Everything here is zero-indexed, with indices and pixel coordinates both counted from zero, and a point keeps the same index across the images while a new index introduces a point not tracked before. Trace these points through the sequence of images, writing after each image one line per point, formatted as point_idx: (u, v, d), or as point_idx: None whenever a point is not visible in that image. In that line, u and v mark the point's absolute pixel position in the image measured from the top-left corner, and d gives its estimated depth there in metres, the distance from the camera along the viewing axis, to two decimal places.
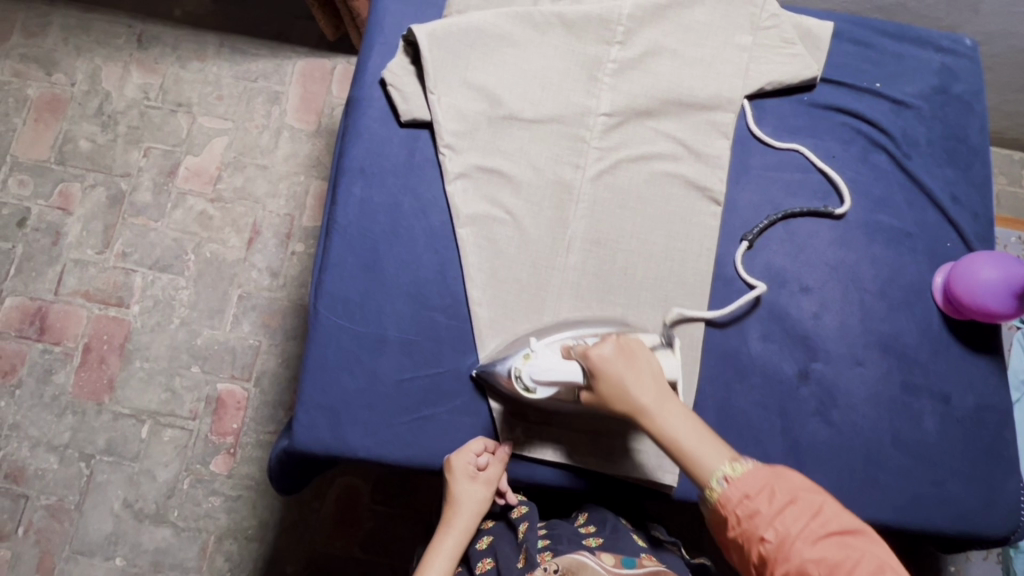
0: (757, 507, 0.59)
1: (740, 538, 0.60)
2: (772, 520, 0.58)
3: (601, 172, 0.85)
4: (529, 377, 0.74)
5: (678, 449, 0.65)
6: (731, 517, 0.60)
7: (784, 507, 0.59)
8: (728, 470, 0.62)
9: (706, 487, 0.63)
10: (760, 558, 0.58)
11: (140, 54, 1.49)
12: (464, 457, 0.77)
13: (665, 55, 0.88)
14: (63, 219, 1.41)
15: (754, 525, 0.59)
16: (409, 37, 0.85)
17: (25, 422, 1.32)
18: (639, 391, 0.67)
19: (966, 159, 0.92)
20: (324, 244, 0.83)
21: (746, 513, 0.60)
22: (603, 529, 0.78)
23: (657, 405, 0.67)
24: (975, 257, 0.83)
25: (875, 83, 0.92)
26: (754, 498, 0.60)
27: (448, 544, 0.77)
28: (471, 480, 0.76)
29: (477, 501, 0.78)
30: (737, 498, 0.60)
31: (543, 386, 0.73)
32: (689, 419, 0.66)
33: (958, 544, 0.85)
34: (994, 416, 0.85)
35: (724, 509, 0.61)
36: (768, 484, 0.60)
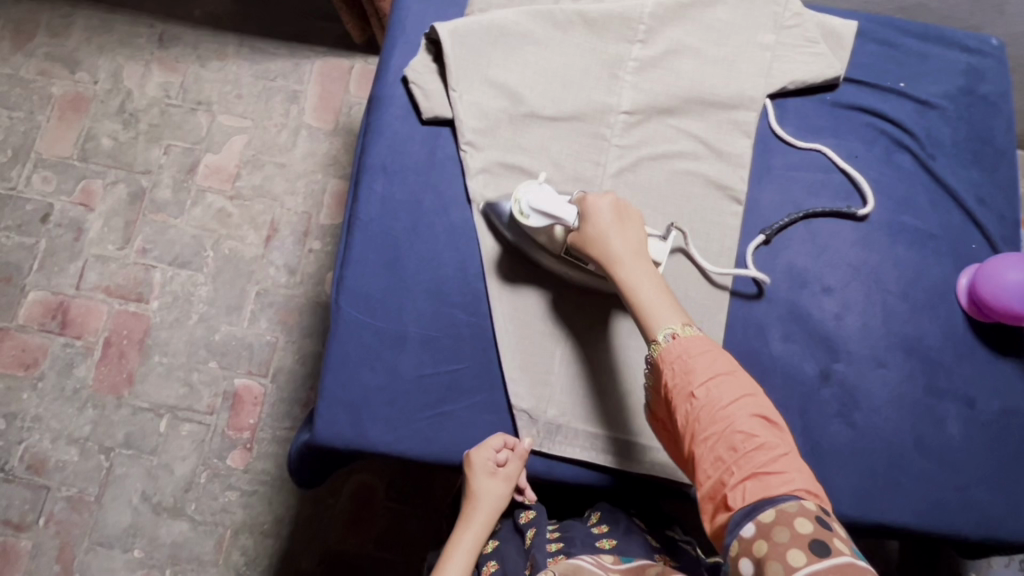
0: (694, 366, 0.63)
1: (671, 390, 0.64)
2: (706, 382, 0.63)
3: (622, 170, 0.85)
4: (527, 205, 0.76)
5: (639, 302, 0.69)
6: (667, 370, 0.65)
7: (723, 377, 0.63)
8: (677, 330, 0.66)
9: (652, 340, 0.66)
10: (686, 416, 0.63)
11: (161, 53, 1.51)
12: (485, 453, 0.77)
13: (686, 54, 0.88)
14: (85, 215, 1.43)
15: (687, 381, 0.63)
16: (432, 35, 0.86)
17: (46, 415, 1.34)
18: (621, 241, 0.71)
19: (992, 160, 0.90)
20: (346, 240, 0.84)
21: (684, 370, 0.64)
22: (616, 529, 0.78)
23: (635, 260, 0.71)
24: (1000, 259, 0.82)
25: (899, 83, 0.91)
26: (695, 359, 0.64)
27: (467, 540, 0.77)
28: (491, 476, 0.76)
29: (496, 497, 0.78)
30: (678, 353, 0.64)
31: (538, 214, 0.76)
32: (660, 284, 0.70)
33: (981, 551, 0.84)
34: (1020, 420, 0.83)
35: (662, 360, 0.65)
36: (712, 354, 0.64)
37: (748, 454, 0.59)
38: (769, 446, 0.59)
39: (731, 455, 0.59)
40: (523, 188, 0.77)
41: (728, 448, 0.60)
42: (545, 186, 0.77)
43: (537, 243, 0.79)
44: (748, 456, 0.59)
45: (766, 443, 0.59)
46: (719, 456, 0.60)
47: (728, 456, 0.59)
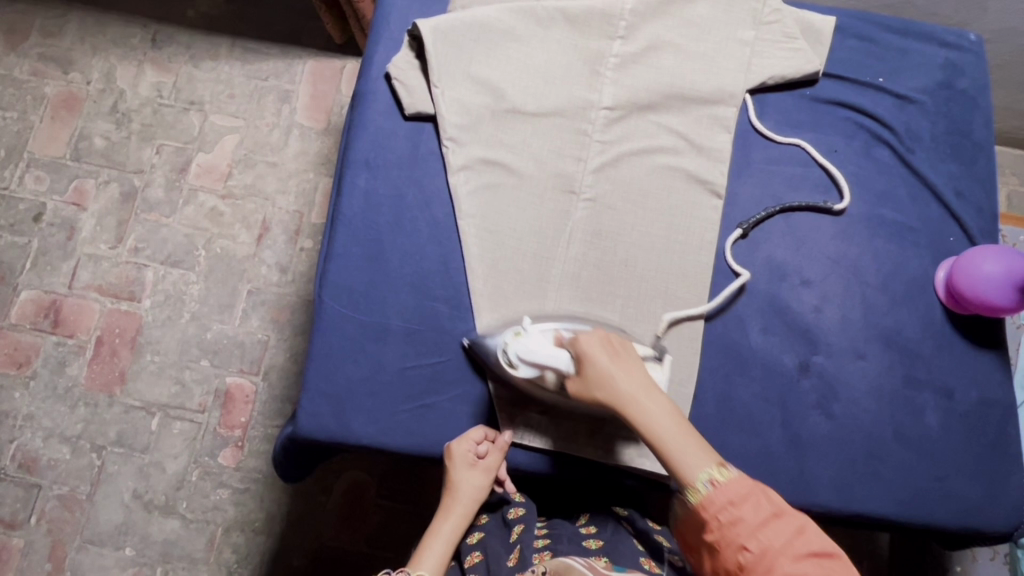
0: (741, 514, 0.60)
1: (717, 542, 0.60)
2: (755, 530, 0.59)
3: (603, 166, 0.86)
4: (515, 354, 0.73)
5: (664, 445, 0.64)
6: (711, 521, 0.61)
7: (769, 518, 0.59)
8: (714, 474, 0.62)
9: (690, 488, 0.62)
10: (736, 565, 0.59)
11: (154, 53, 1.52)
12: (465, 445, 0.78)
13: (666, 50, 0.89)
14: (78, 214, 1.43)
15: (734, 531, 0.59)
16: (414, 31, 0.86)
17: (39, 413, 1.34)
18: (626, 381, 0.67)
19: (970, 154, 0.91)
20: (330, 235, 0.85)
21: (728, 521, 0.60)
22: (604, 530, 0.79)
23: (647, 399, 0.66)
24: (976, 251, 0.83)
25: (878, 78, 0.92)
26: (740, 508, 0.60)
27: (446, 529, 0.79)
28: (471, 468, 0.77)
29: (476, 489, 0.79)
30: (723, 503, 0.60)
31: (526, 363, 0.73)
32: (677, 416, 0.66)
33: (961, 542, 0.84)
34: (998, 412, 0.84)
35: (705, 511, 0.61)
36: (751, 496, 0.61)
37: None
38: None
39: None
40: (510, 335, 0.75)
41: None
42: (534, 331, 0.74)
43: (532, 385, 0.77)
44: None
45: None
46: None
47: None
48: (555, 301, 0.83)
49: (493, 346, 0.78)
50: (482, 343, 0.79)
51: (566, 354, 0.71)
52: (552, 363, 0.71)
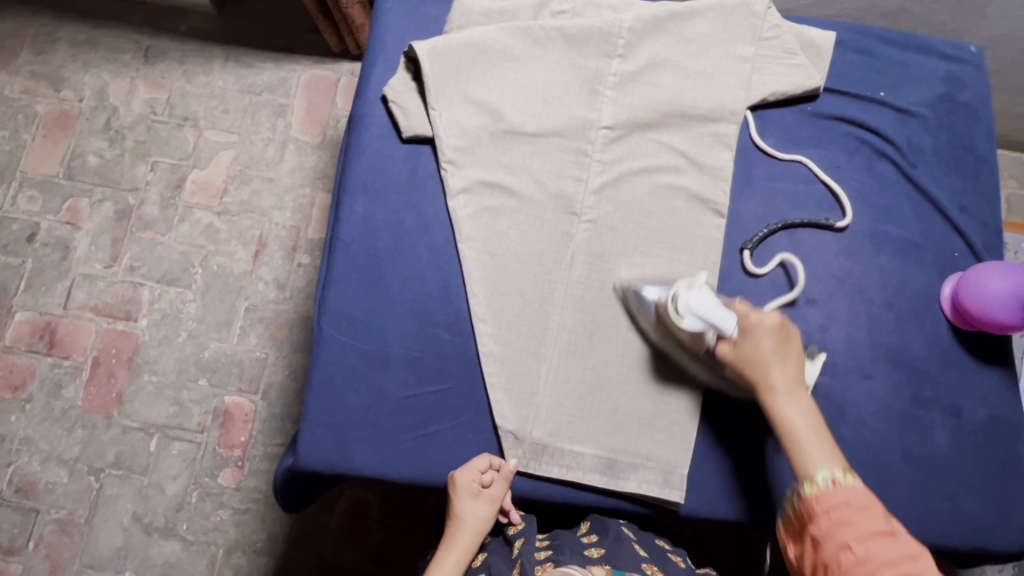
0: (852, 519, 0.61)
1: (822, 536, 0.62)
2: (865, 536, 0.60)
3: (604, 186, 0.85)
4: (684, 304, 0.74)
5: (795, 436, 0.67)
6: (821, 514, 0.62)
7: (881, 532, 0.60)
8: (837, 475, 0.64)
9: (808, 480, 0.64)
10: (835, 562, 0.60)
11: (147, 70, 1.51)
12: (469, 474, 0.76)
13: (665, 68, 0.88)
14: (72, 234, 1.42)
15: (843, 531, 0.61)
16: (410, 53, 0.85)
17: (35, 436, 1.33)
18: (784, 372, 0.69)
19: (973, 167, 0.91)
20: (327, 262, 0.84)
21: (836, 522, 0.61)
22: (605, 539, 0.77)
23: (797, 392, 0.69)
24: (982, 267, 0.82)
25: (879, 92, 0.91)
26: (854, 513, 0.61)
27: (451, 561, 0.77)
28: (475, 498, 0.76)
29: (481, 520, 0.77)
30: (837, 502, 0.62)
31: (693, 317, 0.73)
32: (816, 419, 0.68)
33: (971, 560, 0.83)
34: (1007, 428, 0.83)
35: (817, 504, 0.63)
36: (867, 509, 0.61)
37: None
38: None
39: None
40: (683, 285, 0.75)
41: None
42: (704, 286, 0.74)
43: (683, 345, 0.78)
44: None
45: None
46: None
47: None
48: (559, 325, 0.82)
49: (647, 299, 0.80)
50: (635, 292, 0.81)
51: (736, 324, 0.72)
52: (719, 325, 0.72)
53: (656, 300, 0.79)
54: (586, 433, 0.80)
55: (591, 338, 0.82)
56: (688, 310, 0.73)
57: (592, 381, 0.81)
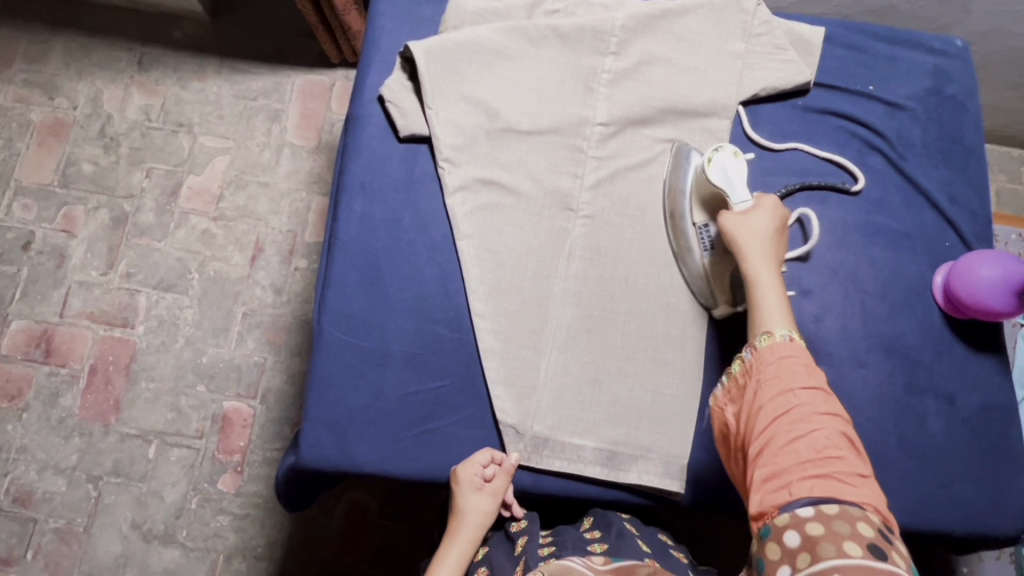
0: (797, 372, 0.64)
1: (767, 384, 0.64)
2: (808, 389, 0.63)
3: (600, 182, 0.86)
4: (718, 163, 0.79)
5: (761, 298, 0.70)
6: (770, 364, 0.65)
7: (820, 390, 0.63)
8: (793, 336, 0.67)
9: (767, 332, 0.67)
10: (773, 405, 0.63)
11: (141, 77, 1.51)
12: (471, 469, 0.77)
13: (658, 65, 0.89)
14: (67, 241, 1.42)
15: (789, 381, 0.63)
16: (406, 53, 0.86)
17: (32, 445, 1.32)
18: (775, 248, 0.74)
19: (961, 159, 0.92)
20: (326, 261, 0.84)
21: (782, 372, 0.64)
22: (608, 535, 0.77)
23: (775, 269, 0.73)
24: (973, 256, 0.83)
25: (869, 86, 0.93)
26: (800, 368, 0.64)
27: (454, 556, 0.77)
28: (477, 492, 0.76)
29: (483, 514, 0.77)
30: (788, 355, 0.65)
31: (719, 176, 0.78)
32: (783, 294, 0.71)
33: (968, 545, 0.84)
34: (1000, 415, 0.85)
35: (768, 353, 0.66)
36: (813, 371, 0.65)
37: (828, 458, 0.58)
38: (851, 462, 0.59)
39: (812, 456, 0.59)
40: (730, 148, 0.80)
41: (809, 447, 0.59)
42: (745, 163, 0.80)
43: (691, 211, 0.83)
44: (828, 460, 0.58)
45: (849, 460, 0.59)
46: (799, 455, 0.59)
47: (807, 453, 0.59)
48: (557, 320, 0.82)
49: (690, 161, 0.85)
50: (684, 153, 0.86)
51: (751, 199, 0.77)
52: (736, 191, 0.77)
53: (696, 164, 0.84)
54: (587, 427, 0.80)
55: (590, 332, 0.82)
56: (720, 168, 0.79)
57: (592, 374, 0.81)
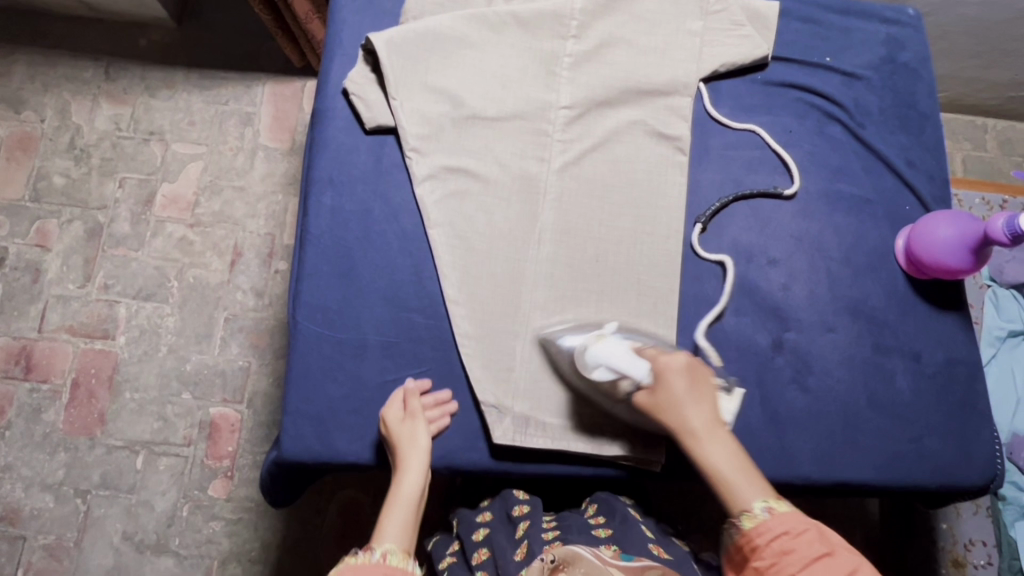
0: (792, 547, 0.66)
1: (767, 568, 0.66)
2: (807, 563, 0.65)
3: (566, 164, 0.87)
4: (593, 358, 0.76)
5: (725, 476, 0.71)
6: (764, 547, 0.67)
7: (817, 556, 0.65)
8: (771, 504, 0.69)
9: (746, 513, 0.69)
10: None
11: (108, 86, 1.50)
12: (394, 406, 0.79)
13: (618, 46, 0.90)
14: (42, 256, 1.40)
15: (788, 561, 0.65)
16: (367, 46, 0.87)
17: (17, 463, 1.31)
18: (697, 412, 0.74)
19: (917, 124, 0.94)
20: (299, 256, 0.84)
21: (778, 553, 0.66)
22: (611, 520, 0.79)
23: (715, 431, 0.73)
24: (930, 218, 0.85)
25: (825, 57, 0.95)
26: (795, 541, 0.66)
27: (405, 492, 0.74)
28: (404, 421, 0.77)
29: (420, 440, 0.77)
30: (778, 533, 0.67)
31: (604, 367, 0.75)
32: (736, 454, 0.73)
33: (939, 497, 0.87)
34: (963, 370, 0.88)
35: (759, 537, 0.67)
36: (804, 534, 0.67)
37: None
38: None
39: None
40: (592, 338, 0.77)
41: None
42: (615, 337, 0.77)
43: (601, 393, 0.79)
44: None
45: None
46: None
47: None
48: (531, 302, 0.84)
49: (565, 345, 0.80)
50: (553, 342, 0.81)
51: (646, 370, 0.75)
52: (630, 373, 0.75)
53: (573, 347, 0.79)
54: (568, 404, 0.82)
55: (568, 312, 0.84)
56: (599, 362, 0.76)
57: None
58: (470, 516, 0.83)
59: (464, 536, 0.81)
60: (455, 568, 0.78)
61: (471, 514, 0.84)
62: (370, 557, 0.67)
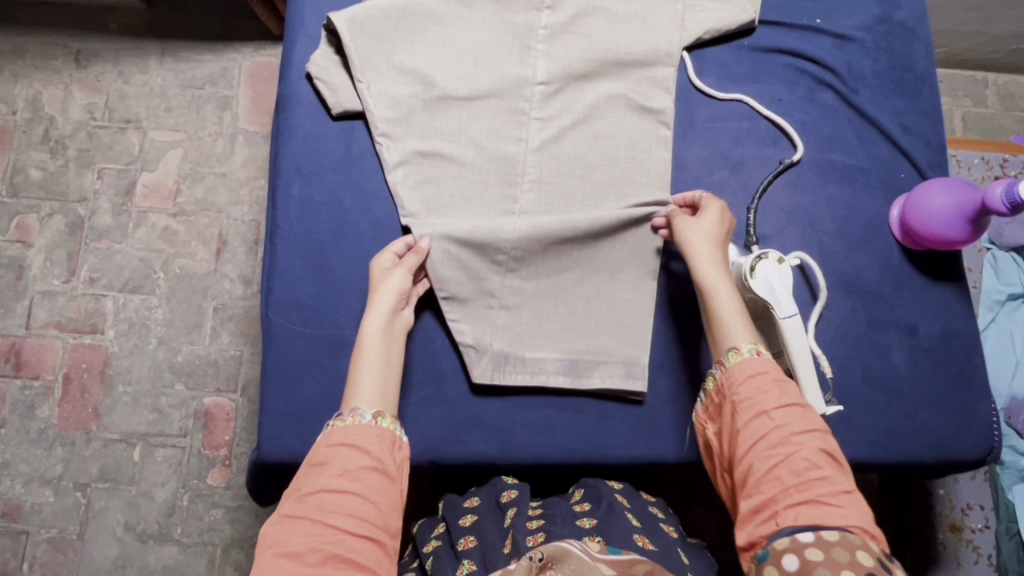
0: (771, 390, 0.64)
1: (742, 405, 0.64)
2: (781, 407, 0.63)
3: (545, 143, 0.83)
4: (763, 270, 0.76)
5: (720, 311, 0.70)
6: (742, 385, 0.65)
7: (795, 407, 0.63)
8: (759, 347, 0.67)
9: (734, 349, 0.67)
10: (751, 429, 0.63)
11: (80, 74, 1.45)
12: (385, 257, 0.77)
13: (597, 16, 0.86)
14: (24, 252, 1.38)
15: (763, 401, 0.64)
16: (329, 26, 0.82)
17: (15, 460, 1.31)
18: (717, 246, 0.73)
19: (914, 87, 0.90)
20: (270, 250, 0.82)
21: (754, 392, 0.64)
22: (597, 508, 0.77)
23: (726, 274, 0.72)
24: (927, 186, 0.82)
25: (815, 19, 0.90)
26: (770, 385, 0.64)
27: (371, 336, 0.72)
28: (391, 272, 0.76)
29: (397, 283, 0.75)
30: (757, 372, 0.65)
31: (764, 284, 0.76)
32: (741, 300, 0.71)
33: (934, 471, 0.86)
34: (961, 341, 0.85)
35: (740, 373, 0.66)
36: (784, 383, 0.65)
37: (809, 482, 0.59)
38: (833, 481, 0.60)
39: (793, 478, 0.60)
40: (776, 256, 0.77)
41: (791, 471, 0.60)
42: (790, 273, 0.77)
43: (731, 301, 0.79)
44: (810, 482, 0.59)
45: (831, 478, 0.60)
46: (779, 477, 0.60)
47: (789, 479, 0.60)
48: (512, 288, 0.81)
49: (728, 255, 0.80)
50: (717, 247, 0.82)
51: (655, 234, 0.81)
52: (780, 304, 0.75)
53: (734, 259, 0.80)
54: (549, 339, 0.81)
55: (551, 297, 0.81)
56: (766, 278, 0.76)
57: (551, 340, 0.80)
58: (456, 502, 0.82)
59: (451, 520, 0.79)
60: (442, 554, 0.76)
61: (458, 499, 0.82)
62: (360, 420, 0.65)
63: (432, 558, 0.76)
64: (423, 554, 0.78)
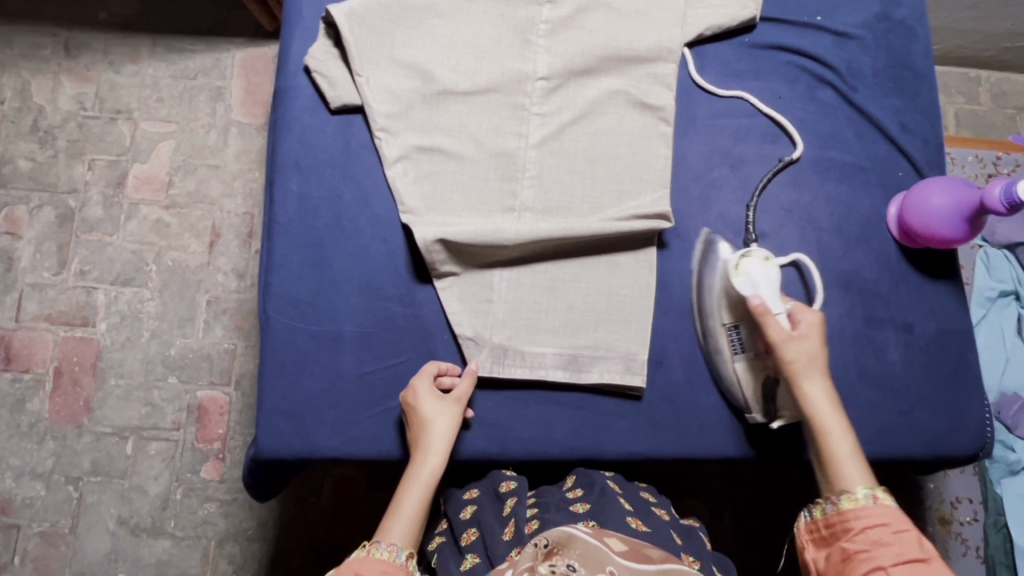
0: (889, 541, 0.65)
1: (858, 552, 0.65)
2: (899, 560, 0.63)
3: (545, 139, 0.83)
4: (746, 268, 0.79)
5: (833, 448, 0.72)
6: (858, 531, 0.66)
7: (913, 561, 0.63)
8: (876, 492, 0.68)
9: (850, 493, 0.69)
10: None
11: (69, 63, 1.42)
12: (425, 380, 0.76)
13: (597, 11, 0.85)
14: (13, 244, 1.36)
15: (882, 553, 0.64)
16: (328, 18, 0.82)
17: (5, 453, 1.29)
18: (823, 370, 0.74)
19: (913, 86, 0.90)
20: (267, 246, 0.81)
21: (870, 543, 0.65)
22: (590, 493, 0.77)
23: (832, 403, 0.73)
24: (924, 185, 0.83)
25: (816, 17, 0.90)
26: (888, 536, 0.65)
27: (424, 471, 0.73)
28: (441, 401, 0.76)
29: (449, 422, 0.75)
30: (875, 521, 0.66)
31: (749, 282, 0.78)
32: (848, 431, 0.73)
33: (929, 467, 0.87)
34: (956, 339, 0.86)
35: (856, 518, 0.67)
36: (904, 534, 0.65)
37: None
38: None
39: None
40: (760, 253, 0.79)
41: None
42: (775, 267, 0.79)
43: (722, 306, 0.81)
44: None
45: None
46: None
47: None
48: (512, 285, 0.81)
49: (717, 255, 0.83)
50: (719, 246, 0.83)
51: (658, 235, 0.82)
52: (772, 302, 0.77)
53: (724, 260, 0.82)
54: (548, 334, 0.80)
55: (551, 294, 0.81)
56: (749, 274, 0.78)
57: (549, 337, 0.80)
58: (455, 495, 0.81)
59: (452, 514, 0.79)
60: (445, 551, 0.77)
61: (458, 491, 0.82)
62: (396, 557, 0.68)
63: (436, 556, 0.77)
64: (427, 552, 0.79)
